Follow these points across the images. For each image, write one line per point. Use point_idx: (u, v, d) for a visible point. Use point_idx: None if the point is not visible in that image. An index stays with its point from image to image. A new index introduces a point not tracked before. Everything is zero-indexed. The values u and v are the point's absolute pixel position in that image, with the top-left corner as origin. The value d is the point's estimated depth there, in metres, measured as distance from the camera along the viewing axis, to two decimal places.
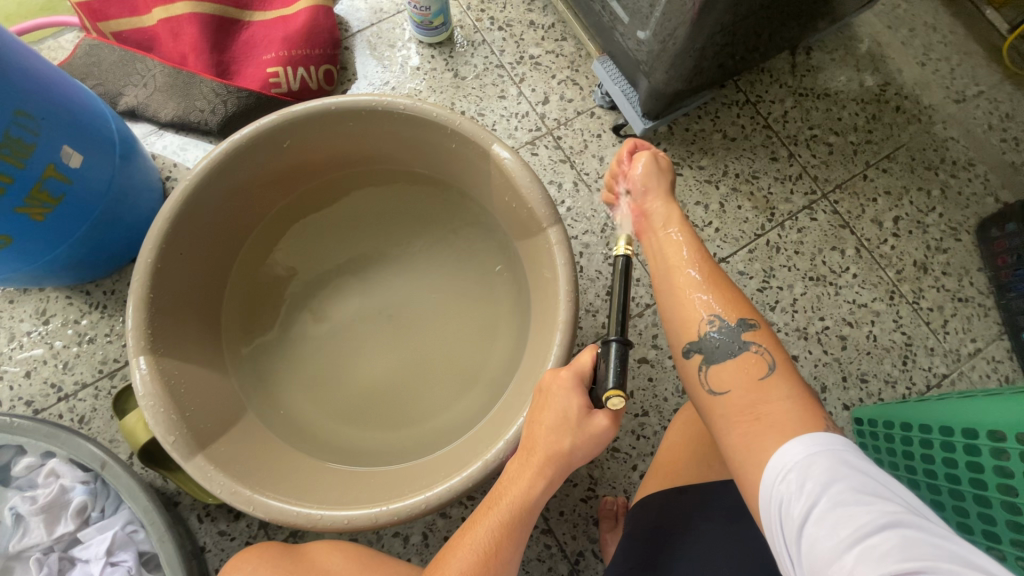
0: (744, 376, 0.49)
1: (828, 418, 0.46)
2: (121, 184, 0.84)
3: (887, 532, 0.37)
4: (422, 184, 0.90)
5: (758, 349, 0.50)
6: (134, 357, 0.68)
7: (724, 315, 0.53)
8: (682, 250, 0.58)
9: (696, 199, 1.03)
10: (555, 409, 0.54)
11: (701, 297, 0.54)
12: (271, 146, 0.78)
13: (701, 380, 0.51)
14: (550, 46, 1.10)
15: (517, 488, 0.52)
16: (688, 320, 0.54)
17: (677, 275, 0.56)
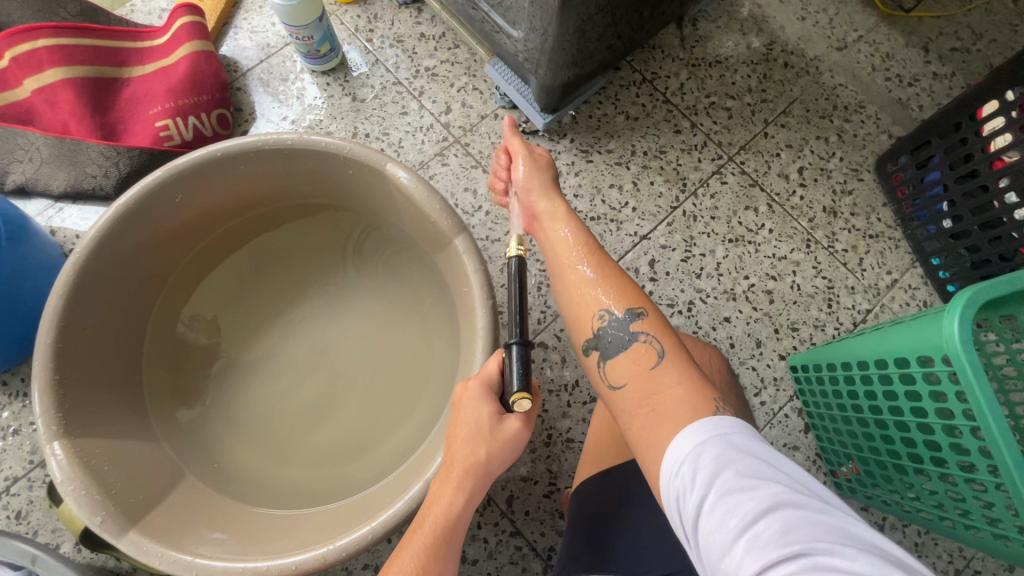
0: (636, 367, 0.58)
1: (718, 403, 0.52)
2: (14, 267, 0.81)
3: (770, 515, 0.41)
4: (332, 213, 0.90)
5: (646, 338, 0.59)
6: (47, 443, 0.65)
7: (615, 309, 0.62)
8: (574, 252, 0.68)
9: (609, 182, 1.05)
10: (468, 421, 0.59)
11: (594, 295, 0.64)
12: (162, 203, 0.77)
13: (601, 373, 0.61)
14: (443, 55, 1.11)
15: (439, 505, 0.56)
16: (584, 316, 0.64)
17: (572, 276, 0.67)
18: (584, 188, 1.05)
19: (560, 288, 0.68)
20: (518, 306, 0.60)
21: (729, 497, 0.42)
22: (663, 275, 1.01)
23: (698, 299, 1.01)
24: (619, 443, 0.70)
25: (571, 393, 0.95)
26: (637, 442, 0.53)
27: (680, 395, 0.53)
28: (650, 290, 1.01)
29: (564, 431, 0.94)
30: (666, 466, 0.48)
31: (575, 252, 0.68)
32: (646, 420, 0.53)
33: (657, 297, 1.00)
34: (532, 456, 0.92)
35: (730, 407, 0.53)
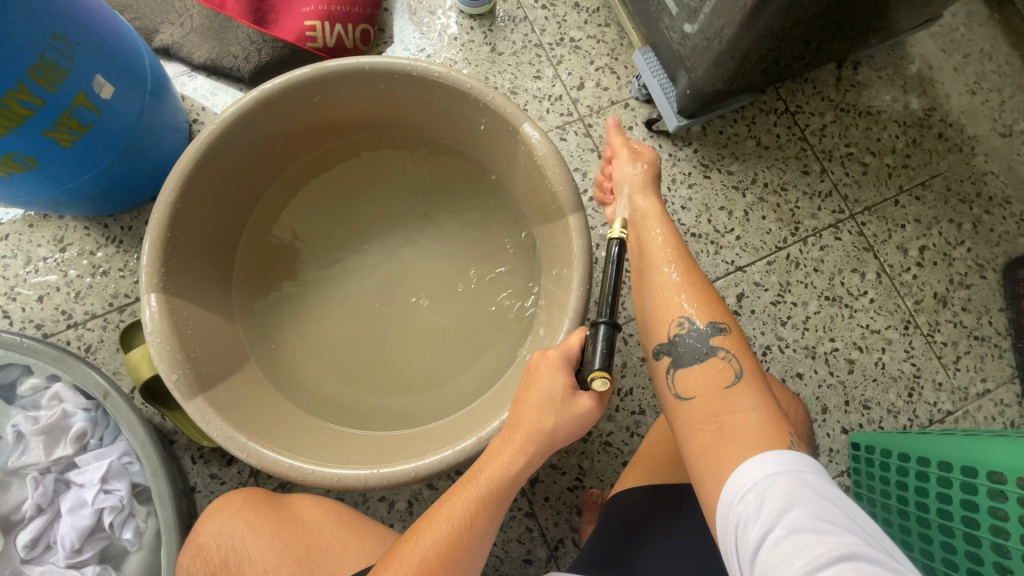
0: (709, 382, 0.55)
1: (791, 436, 0.50)
2: (149, 120, 0.84)
3: (842, 564, 0.39)
4: (446, 155, 0.89)
5: (725, 355, 0.56)
6: (145, 293, 0.68)
7: (695, 318, 0.59)
8: (663, 253, 0.65)
9: (720, 204, 1.02)
10: (541, 390, 0.58)
11: (678, 300, 0.60)
12: (300, 99, 0.78)
13: (668, 380, 0.58)
14: (592, 30, 1.08)
15: (498, 464, 0.57)
16: (661, 319, 0.60)
17: (660, 278, 0.63)
18: (694, 202, 1.01)
19: (645, 285, 0.64)
20: (613, 284, 0.58)
21: (798, 535, 0.41)
22: (747, 312, 0.98)
23: (775, 346, 0.97)
24: (672, 463, 0.68)
25: (621, 398, 0.94)
26: (696, 456, 0.51)
27: (754, 422, 0.50)
28: None
29: (604, 433, 0.92)
30: (728, 489, 0.47)
31: (666, 252, 0.65)
32: (712, 437, 0.51)
33: None
34: (567, 447, 0.92)
35: (802, 443, 0.50)
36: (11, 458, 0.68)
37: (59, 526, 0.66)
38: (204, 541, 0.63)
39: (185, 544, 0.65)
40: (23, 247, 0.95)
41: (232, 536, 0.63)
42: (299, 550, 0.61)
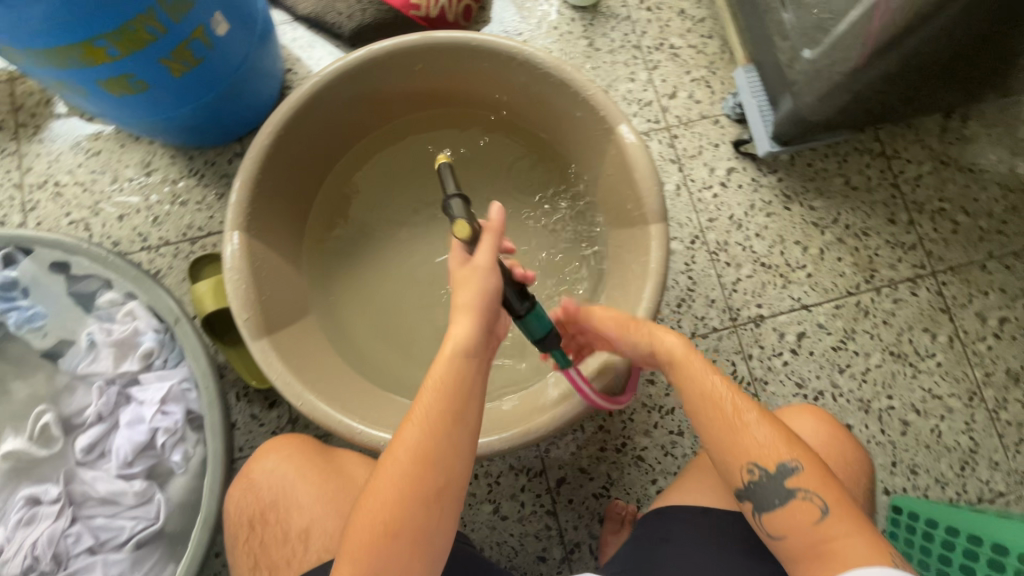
0: (799, 522, 0.52)
1: (897, 555, 0.49)
2: (252, 62, 0.86)
3: None
4: (531, 143, 0.89)
5: (805, 494, 0.53)
6: (229, 231, 0.70)
7: (766, 463, 0.54)
8: (709, 390, 0.57)
9: (796, 238, 0.99)
10: (463, 311, 0.56)
11: (740, 442, 0.55)
12: (402, 65, 0.78)
13: (757, 523, 0.55)
14: (693, 40, 1.05)
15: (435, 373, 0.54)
16: (730, 466, 0.55)
17: (713, 425, 0.56)
18: (769, 231, 0.98)
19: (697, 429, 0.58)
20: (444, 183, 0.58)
21: None
22: (805, 352, 0.95)
23: (829, 393, 0.94)
24: None
25: (662, 416, 0.92)
26: None
27: (858, 556, 0.49)
28: (786, 360, 0.95)
29: (639, 447, 0.91)
30: None
31: (711, 386, 0.57)
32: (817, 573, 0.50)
33: (790, 371, 0.94)
34: (599, 455, 0.91)
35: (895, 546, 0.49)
36: (82, 363, 0.71)
37: (116, 436, 0.69)
38: (256, 479, 0.65)
39: (236, 479, 0.67)
40: (112, 166, 0.99)
41: (284, 480, 0.64)
42: (347, 506, 0.63)
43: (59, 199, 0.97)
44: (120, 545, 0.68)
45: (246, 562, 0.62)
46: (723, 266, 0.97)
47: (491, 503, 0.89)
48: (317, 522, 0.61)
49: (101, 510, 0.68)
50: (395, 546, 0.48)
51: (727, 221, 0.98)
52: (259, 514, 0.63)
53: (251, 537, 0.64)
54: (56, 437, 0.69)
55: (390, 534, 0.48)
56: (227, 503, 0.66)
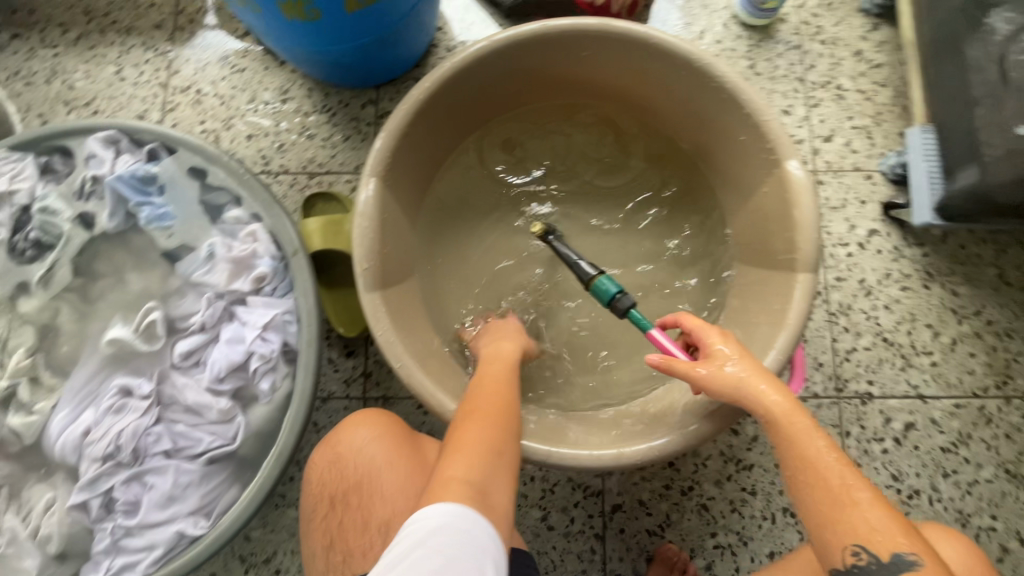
0: None
1: None
2: (418, 13, 0.84)
3: None
4: (674, 157, 0.84)
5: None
6: (366, 176, 0.69)
7: (877, 547, 0.47)
8: (816, 449, 0.52)
9: (929, 321, 0.90)
10: (503, 362, 0.67)
11: (849, 521, 0.49)
12: (572, 49, 0.75)
13: None
14: (864, 85, 0.97)
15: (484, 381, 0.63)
16: (829, 544, 0.49)
17: (819, 494, 0.50)
18: (900, 307, 0.90)
19: (793, 495, 0.53)
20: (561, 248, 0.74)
21: None
22: (909, 445, 0.87)
23: (925, 494, 0.86)
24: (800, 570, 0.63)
25: (737, 470, 0.87)
26: None
27: None
28: (886, 447, 0.87)
29: (706, 495, 0.86)
30: None
31: (821, 447, 0.52)
32: None
33: (888, 460, 0.86)
34: (662, 492, 0.86)
35: None
36: (197, 271, 0.72)
37: (214, 349, 0.70)
38: (344, 457, 0.65)
39: (319, 446, 0.67)
40: (251, 85, 1.00)
41: (370, 467, 0.64)
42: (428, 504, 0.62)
43: (197, 105, 1.00)
44: (194, 456, 0.69)
45: (323, 540, 0.63)
46: (840, 331, 0.90)
47: (541, 510, 0.86)
48: (396, 519, 0.61)
49: (184, 417, 0.69)
50: (467, 496, 0.50)
51: (856, 285, 0.91)
52: (341, 496, 0.64)
53: (330, 515, 0.65)
54: (159, 336, 0.70)
55: (462, 486, 0.51)
56: (309, 471, 0.67)
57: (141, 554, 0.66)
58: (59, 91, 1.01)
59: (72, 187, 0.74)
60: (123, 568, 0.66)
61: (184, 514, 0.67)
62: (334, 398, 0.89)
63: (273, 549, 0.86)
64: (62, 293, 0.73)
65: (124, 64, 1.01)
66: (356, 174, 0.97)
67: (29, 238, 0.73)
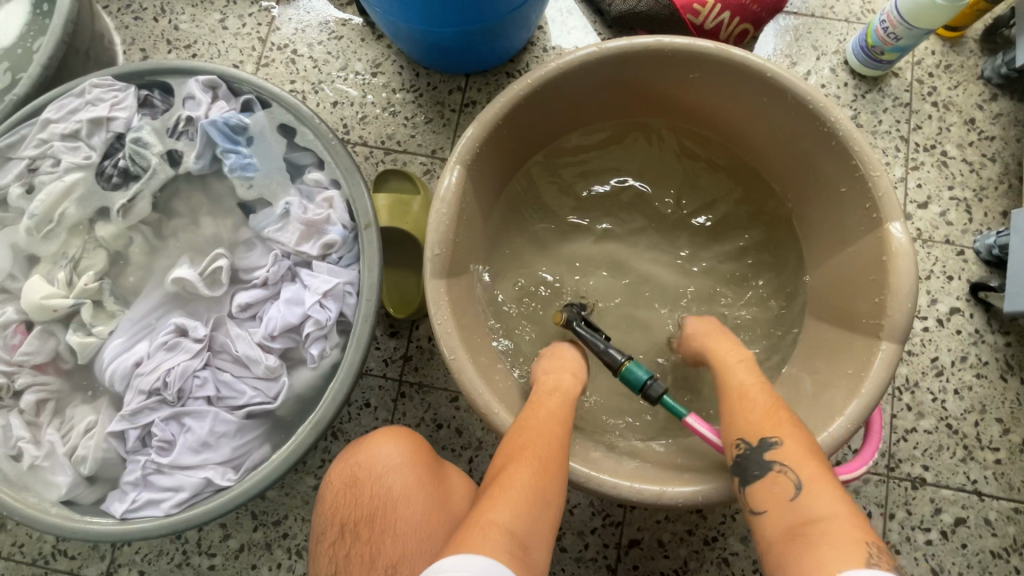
0: (777, 501, 0.51)
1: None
2: (527, 9, 0.84)
3: None
4: (761, 197, 0.82)
5: (781, 468, 0.52)
6: (452, 163, 0.68)
7: (774, 450, 0.53)
8: (749, 390, 0.60)
9: (1001, 416, 0.84)
10: (558, 398, 0.63)
11: (738, 419, 0.58)
12: (680, 68, 0.72)
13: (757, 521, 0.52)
14: (972, 156, 0.92)
15: (536, 422, 0.59)
16: (726, 441, 0.58)
17: (726, 406, 0.60)
18: (972, 394, 0.85)
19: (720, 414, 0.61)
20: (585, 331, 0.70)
21: None
22: (957, 542, 0.81)
23: None
24: None
25: None
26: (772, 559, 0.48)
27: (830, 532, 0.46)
28: (930, 539, 0.82)
29: (730, 549, 0.82)
30: None
31: (755, 394, 0.59)
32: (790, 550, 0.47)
33: (930, 553, 0.81)
34: (685, 536, 0.83)
35: None
36: (270, 227, 0.72)
37: (272, 306, 0.70)
38: (360, 480, 0.61)
39: (339, 460, 0.64)
40: (346, 53, 1.01)
41: (386, 495, 0.59)
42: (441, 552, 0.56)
43: (291, 65, 1.01)
44: (234, 408, 0.69)
45: (328, 568, 0.59)
46: (902, 408, 0.85)
47: (557, 530, 0.84)
48: (407, 558, 0.56)
49: (231, 367, 0.70)
50: (503, 550, 0.45)
51: (927, 362, 0.86)
52: (354, 523, 0.59)
53: (339, 543, 0.60)
54: (222, 284, 0.71)
55: (499, 536, 0.46)
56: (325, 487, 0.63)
57: (166, 494, 0.66)
58: (164, 30, 1.03)
59: (166, 123, 0.75)
60: (147, 504, 0.67)
61: (214, 463, 0.67)
62: (371, 374, 0.89)
63: (284, 513, 0.86)
64: (138, 224, 0.74)
65: (229, 14, 1.03)
66: (431, 157, 0.96)
67: (117, 166, 0.74)
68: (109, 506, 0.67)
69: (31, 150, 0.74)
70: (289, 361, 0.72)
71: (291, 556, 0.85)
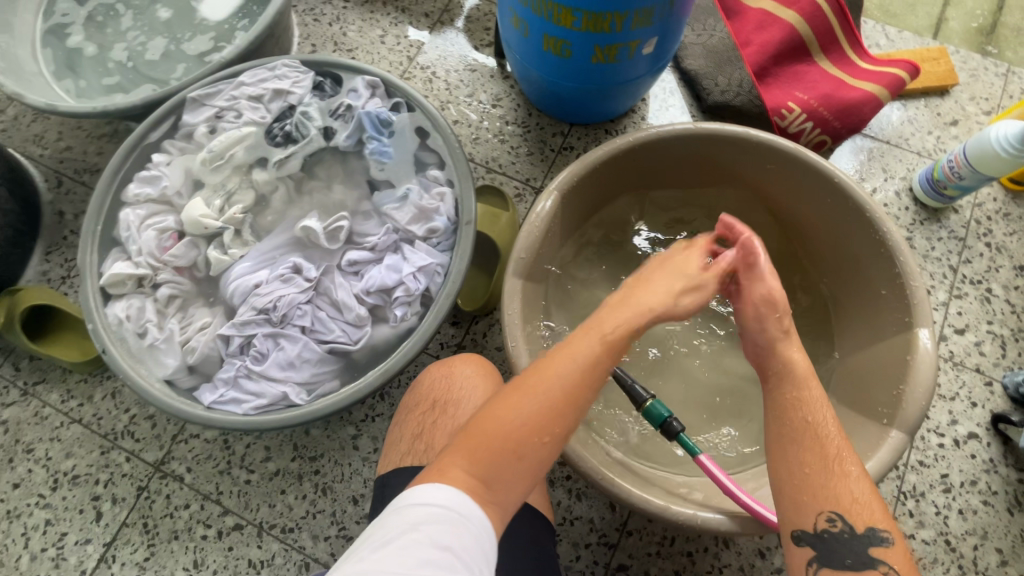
0: None
1: None
2: (638, 83, 0.99)
3: None
4: (806, 282, 0.92)
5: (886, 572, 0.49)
6: (550, 189, 0.81)
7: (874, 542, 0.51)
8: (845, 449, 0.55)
9: (1001, 546, 0.87)
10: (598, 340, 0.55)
11: (833, 488, 0.53)
12: (760, 157, 0.84)
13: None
14: (1015, 299, 0.98)
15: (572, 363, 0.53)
16: (805, 505, 0.54)
17: (808, 452, 0.55)
18: (976, 518, 0.88)
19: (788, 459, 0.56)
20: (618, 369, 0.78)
21: None
22: None
23: None
24: None
25: None
26: None
27: None
28: None
29: None
30: None
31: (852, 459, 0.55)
32: None
33: None
34: None
35: None
36: (389, 206, 0.87)
37: (375, 268, 0.84)
38: (454, 376, 0.73)
39: (435, 364, 0.77)
40: (475, 84, 1.19)
41: (468, 395, 0.71)
42: None
43: (428, 83, 1.19)
44: (320, 341, 0.81)
45: (414, 429, 0.70)
46: (904, 512, 0.89)
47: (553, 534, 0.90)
48: None
49: (327, 308, 0.83)
50: (474, 479, 0.47)
51: (936, 476, 0.90)
52: (444, 401, 0.71)
53: (427, 414, 0.72)
54: (339, 240, 0.86)
55: (466, 477, 0.47)
56: (421, 377, 0.76)
57: (249, 397, 0.78)
58: (334, 34, 1.25)
59: (330, 106, 0.92)
60: (230, 400, 0.79)
61: (293, 382, 0.79)
62: (426, 353, 1.00)
63: (322, 451, 0.96)
64: (285, 177, 0.90)
65: (388, 32, 1.24)
66: (524, 184, 1.11)
67: (283, 129, 0.91)
68: (200, 395, 0.80)
69: (222, 102, 0.92)
70: (374, 316, 0.84)
71: (317, 491, 0.94)
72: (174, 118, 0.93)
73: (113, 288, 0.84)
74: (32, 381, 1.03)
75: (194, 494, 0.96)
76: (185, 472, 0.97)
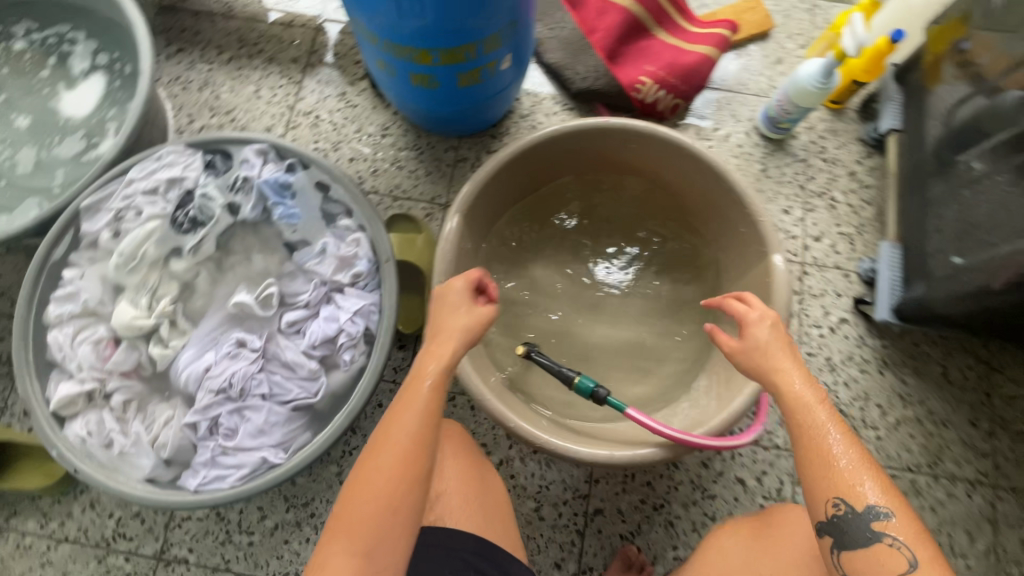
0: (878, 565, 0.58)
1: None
2: (506, 92, 1.09)
3: None
4: (684, 232, 1.07)
5: (893, 542, 0.57)
6: (452, 212, 0.90)
7: (854, 501, 0.59)
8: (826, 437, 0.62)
9: (879, 401, 1.08)
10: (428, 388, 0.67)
11: (833, 475, 0.60)
12: (622, 141, 0.97)
13: (833, 557, 0.61)
14: (853, 200, 1.19)
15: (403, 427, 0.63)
16: (818, 497, 0.61)
17: (813, 456, 0.62)
18: (858, 386, 1.09)
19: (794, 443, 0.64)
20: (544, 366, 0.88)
21: None
22: None
23: None
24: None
25: (703, 497, 1.04)
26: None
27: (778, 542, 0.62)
28: None
29: (673, 514, 1.03)
30: None
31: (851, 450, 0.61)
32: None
33: None
34: (638, 505, 1.03)
35: None
36: (310, 262, 0.93)
37: (313, 322, 0.91)
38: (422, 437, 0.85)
39: None
40: (360, 119, 1.24)
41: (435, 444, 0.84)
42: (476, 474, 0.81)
43: (314, 128, 1.23)
44: (283, 402, 0.88)
45: None
46: None
47: (535, 502, 1.04)
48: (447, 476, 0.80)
49: (281, 370, 0.89)
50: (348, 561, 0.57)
51: (823, 361, 1.10)
52: None
53: None
54: (273, 305, 0.91)
55: (342, 559, 0.57)
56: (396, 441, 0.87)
57: (230, 471, 0.85)
58: (207, 99, 1.25)
59: (227, 182, 0.95)
60: (214, 479, 0.85)
61: (268, 446, 0.86)
62: (384, 380, 1.09)
63: (312, 495, 1.04)
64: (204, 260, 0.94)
65: (262, 86, 1.26)
66: (431, 203, 1.19)
67: (188, 215, 0.93)
68: (184, 482, 0.85)
69: (117, 203, 0.94)
70: (325, 365, 0.91)
71: (317, 531, 1.02)
72: (73, 231, 0.94)
73: (65, 410, 0.87)
74: (4, 517, 1.03)
75: (203, 570, 1.01)
76: (188, 553, 1.02)
